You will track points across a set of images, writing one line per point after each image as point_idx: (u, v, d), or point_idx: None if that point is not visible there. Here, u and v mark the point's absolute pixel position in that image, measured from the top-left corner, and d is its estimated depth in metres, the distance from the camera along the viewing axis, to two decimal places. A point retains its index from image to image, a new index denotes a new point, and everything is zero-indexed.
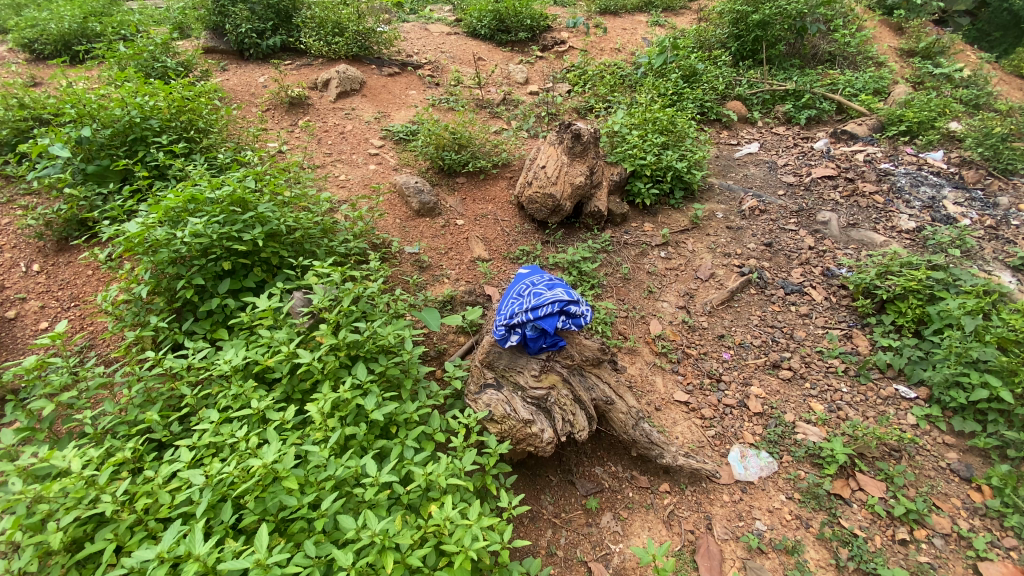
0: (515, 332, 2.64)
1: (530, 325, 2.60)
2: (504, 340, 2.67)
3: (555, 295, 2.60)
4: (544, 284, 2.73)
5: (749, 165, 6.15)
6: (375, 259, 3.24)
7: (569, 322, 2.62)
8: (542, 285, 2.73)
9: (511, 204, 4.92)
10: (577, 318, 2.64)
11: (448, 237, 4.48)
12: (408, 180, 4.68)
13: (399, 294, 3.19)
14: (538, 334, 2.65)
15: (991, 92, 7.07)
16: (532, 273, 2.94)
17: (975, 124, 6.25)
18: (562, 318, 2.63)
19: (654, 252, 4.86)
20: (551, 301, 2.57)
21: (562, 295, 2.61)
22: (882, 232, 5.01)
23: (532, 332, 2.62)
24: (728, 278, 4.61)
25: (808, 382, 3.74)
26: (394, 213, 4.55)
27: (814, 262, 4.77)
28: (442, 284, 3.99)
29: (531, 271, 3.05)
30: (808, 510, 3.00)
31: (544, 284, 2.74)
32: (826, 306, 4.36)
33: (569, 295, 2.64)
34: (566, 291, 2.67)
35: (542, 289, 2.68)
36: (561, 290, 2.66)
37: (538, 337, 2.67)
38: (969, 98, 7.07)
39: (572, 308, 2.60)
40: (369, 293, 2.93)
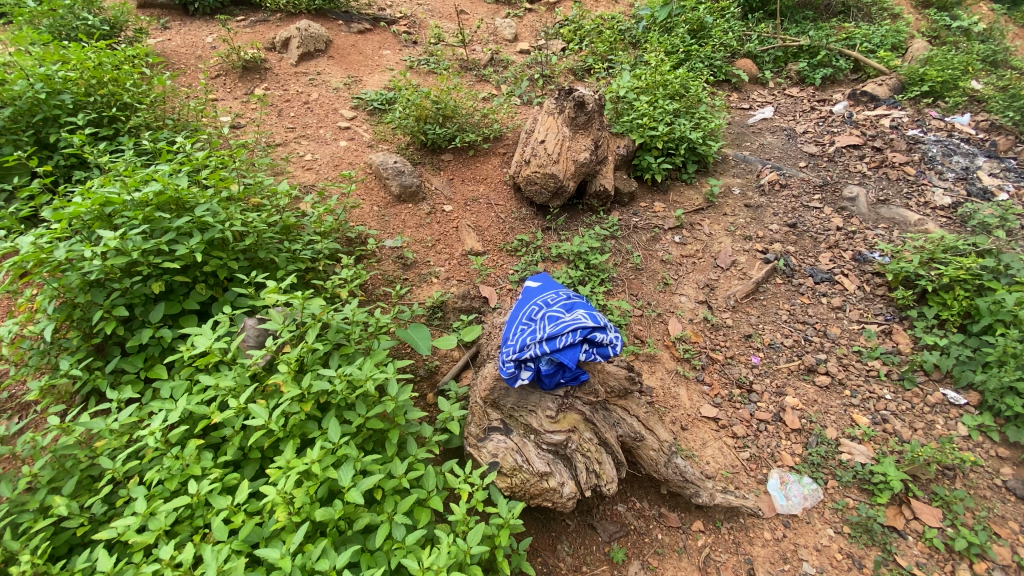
0: (525, 368, 2.14)
1: (545, 359, 2.10)
2: (511, 378, 2.16)
3: (574, 320, 2.07)
4: (561, 306, 2.21)
5: (765, 133, 5.58)
6: (348, 269, 2.66)
7: (593, 352, 2.09)
8: (558, 306, 2.21)
9: (506, 184, 4.30)
10: (603, 346, 2.10)
11: (435, 226, 3.89)
12: (385, 159, 4.02)
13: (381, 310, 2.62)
14: (554, 368, 2.13)
15: (1008, 49, 6.53)
16: (545, 289, 2.43)
17: (1004, 83, 5.73)
18: (584, 346, 2.10)
19: (667, 236, 4.33)
20: (571, 328, 2.04)
21: (583, 319, 2.08)
22: (915, 210, 4.58)
23: (547, 367, 2.11)
24: (752, 266, 4.13)
25: (849, 389, 3.32)
26: (371, 200, 3.92)
27: (844, 245, 4.31)
28: (431, 286, 3.44)
29: (543, 285, 2.54)
30: (859, 547, 2.62)
31: (561, 305, 2.21)
32: (860, 297, 3.92)
33: (592, 318, 2.11)
34: (588, 313, 2.14)
35: (557, 312, 2.17)
36: (581, 311, 2.14)
37: (554, 373, 2.15)
38: (987, 54, 6.51)
39: (598, 334, 2.06)
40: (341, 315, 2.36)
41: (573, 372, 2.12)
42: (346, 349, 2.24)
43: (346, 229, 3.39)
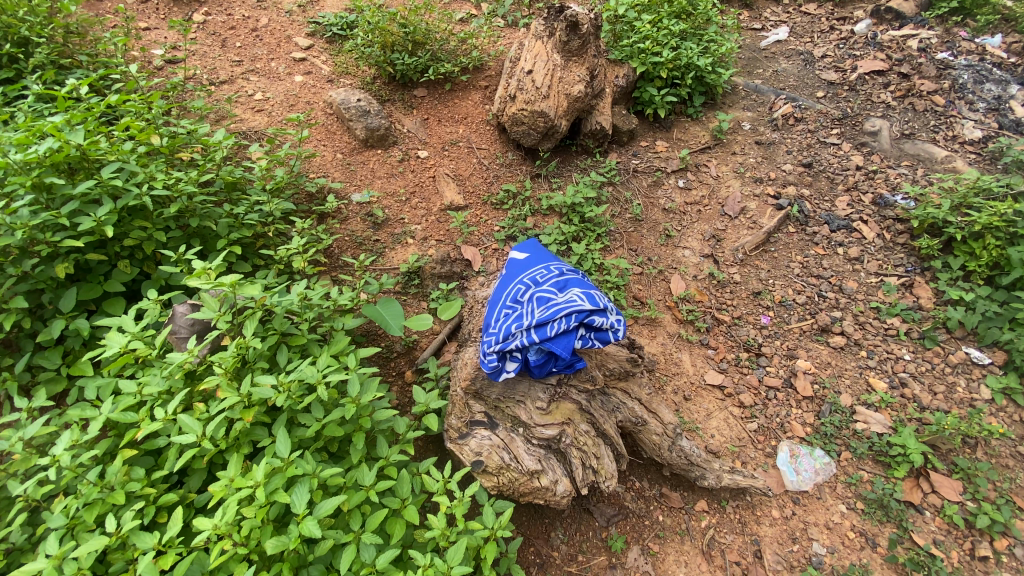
0: (511, 359, 1.82)
1: (534, 348, 1.78)
2: (495, 371, 1.85)
3: (567, 301, 1.74)
4: (552, 285, 1.87)
5: (778, 58, 5.00)
6: (298, 239, 2.31)
7: (590, 338, 1.77)
8: (548, 286, 1.86)
9: (489, 124, 3.79)
10: (603, 331, 1.78)
11: (409, 175, 3.45)
12: (346, 97, 3.52)
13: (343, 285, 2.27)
14: (545, 359, 1.82)
15: None
16: (533, 261, 2.08)
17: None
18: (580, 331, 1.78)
19: (670, 181, 3.91)
20: (565, 312, 1.71)
21: (577, 300, 1.74)
22: (942, 146, 4.15)
23: (537, 358, 1.80)
24: (762, 214, 3.75)
25: (865, 350, 3.06)
26: (334, 147, 3.48)
27: (864, 187, 3.91)
28: (406, 247, 3.08)
29: (530, 255, 2.18)
30: (873, 524, 2.46)
31: (553, 284, 1.87)
32: (880, 246, 3.59)
33: (588, 298, 1.78)
34: (584, 291, 1.80)
35: (547, 292, 1.83)
36: (576, 290, 1.80)
37: (545, 363, 1.83)
38: None
39: (597, 318, 1.73)
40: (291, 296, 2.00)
41: (568, 362, 1.80)
42: (298, 338, 1.91)
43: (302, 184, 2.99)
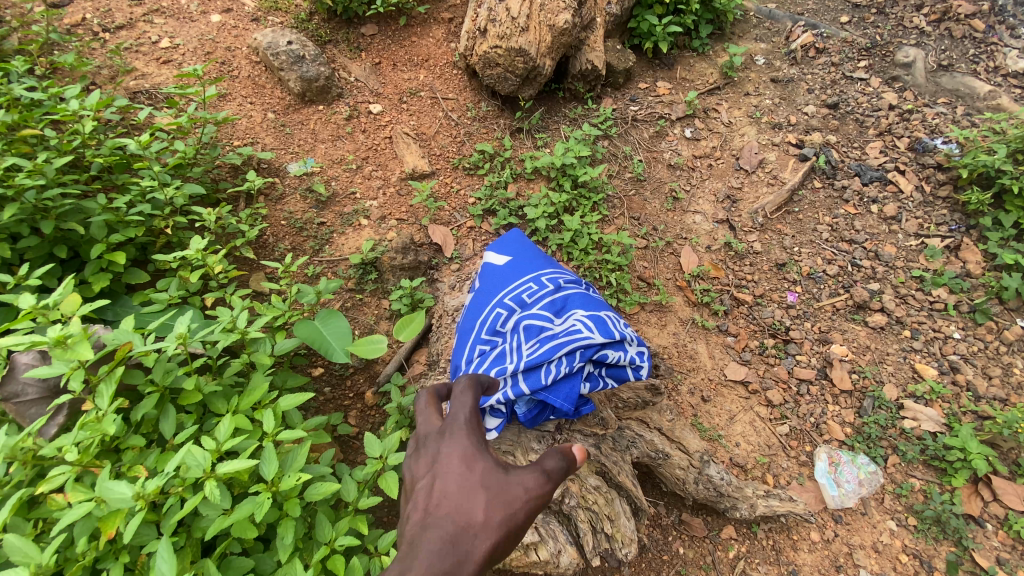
0: (493, 414, 1.35)
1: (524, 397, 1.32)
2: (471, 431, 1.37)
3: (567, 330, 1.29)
4: (547, 306, 1.41)
5: None
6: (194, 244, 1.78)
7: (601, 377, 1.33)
8: (542, 308, 1.41)
9: (455, 67, 3.09)
10: (618, 365, 1.34)
11: (359, 137, 2.81)
12: (274, 39, 2.79)
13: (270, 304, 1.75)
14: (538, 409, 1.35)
15: None
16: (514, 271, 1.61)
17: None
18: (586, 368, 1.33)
19: (674, 130, 3.30)
20: (566, 347, 1.26)
21: (580, 328, 1.29)
22: (984, 79, 3.58)
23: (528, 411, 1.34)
24: (783, 166, 3.19)
25: (908, 329, 2.62)
26: (264, 105, 2.81)
27: (899, 130, 3.35)
28: (360, 231, 2.50)
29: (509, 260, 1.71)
30: (928, 543, 2.10)
31: (547, 305, 1.42)
32: (918, 201, 3.09)
33: (596, 324, 1.33)
34: (588, 314, 1.36)
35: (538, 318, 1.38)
36: (578, 314, 1.35)
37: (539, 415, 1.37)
38: None
39: (609, 352, 1.29)
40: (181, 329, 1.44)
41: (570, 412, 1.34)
42: (190, 394, 1.36)
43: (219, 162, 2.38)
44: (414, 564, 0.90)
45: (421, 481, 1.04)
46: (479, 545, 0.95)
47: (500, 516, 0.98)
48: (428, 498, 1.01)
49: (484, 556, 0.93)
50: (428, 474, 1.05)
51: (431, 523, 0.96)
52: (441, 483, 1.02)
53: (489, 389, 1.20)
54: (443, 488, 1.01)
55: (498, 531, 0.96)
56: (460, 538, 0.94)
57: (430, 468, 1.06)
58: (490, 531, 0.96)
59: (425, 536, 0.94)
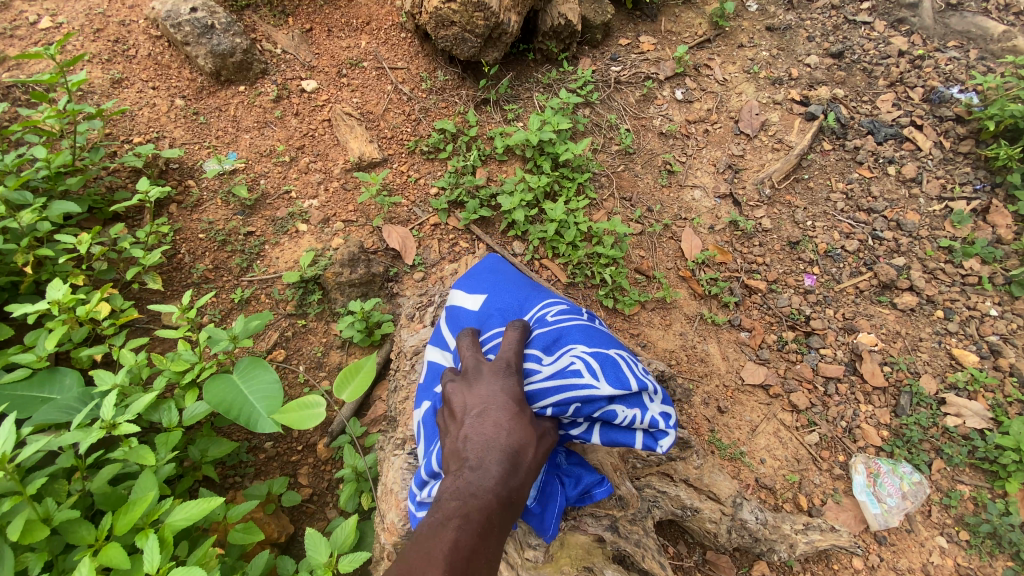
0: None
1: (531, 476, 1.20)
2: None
3: (569, 376, 1.13)
4: (546, 346, 1.24)
5: None
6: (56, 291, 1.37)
7: (607, 436, 1.19)
8: (541, 350, 1.23)
9: (403, 30, 2.58)
10: (629, 430, 1.19)
11: (291, 123, 2.33)
12: (172, 6, 2.24)
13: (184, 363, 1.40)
14: (547, 498, 1.22)
15: None
16: (501, 298, 1.43)
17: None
18: (593, 427, 1.20)
19: (664, 92, 2.87)
20: (568, 401, 1.13)
21: (585, 375, 1.14)
22: (996, 19, 3.21)
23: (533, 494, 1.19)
24: (788, 128, 2.81)
25: (941, 309, 2.31)
26: (169, 90, 2.29)
27: (912, 79, 2.98)
28: (300, 240, 2.06)
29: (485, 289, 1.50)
30: (983, 561, 1.84)
31: (547, 344, 1.24)
32: (938, 158, 2.75)
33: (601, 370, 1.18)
34: (591, 354, 1.20)
35: (532, 359, 1.21)
36: (580, 352, 1.19)
37: (551, 511, 1.22)
38: None
39: (619, 411, 1.15)
40: (21, 431, 1.06)
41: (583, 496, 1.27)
42: (34, 528, 1.00)
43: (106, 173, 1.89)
44: (490, 481, 0.95)
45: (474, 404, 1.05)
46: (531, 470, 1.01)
47: (546, 442, 1.07)
48: (484, 425, 1.02)
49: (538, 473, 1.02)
50: (478, 398, 1.07)
51: (500, 441, 1.00)
52: (494, 413, 1.03)
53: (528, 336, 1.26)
54: (498, 417, 1.03)
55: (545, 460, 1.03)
56: (520, 462, 0.99)
57: (477, 400, 1.06)
58: (542, 455, 1.04)
59: (494, 453, 0.98)
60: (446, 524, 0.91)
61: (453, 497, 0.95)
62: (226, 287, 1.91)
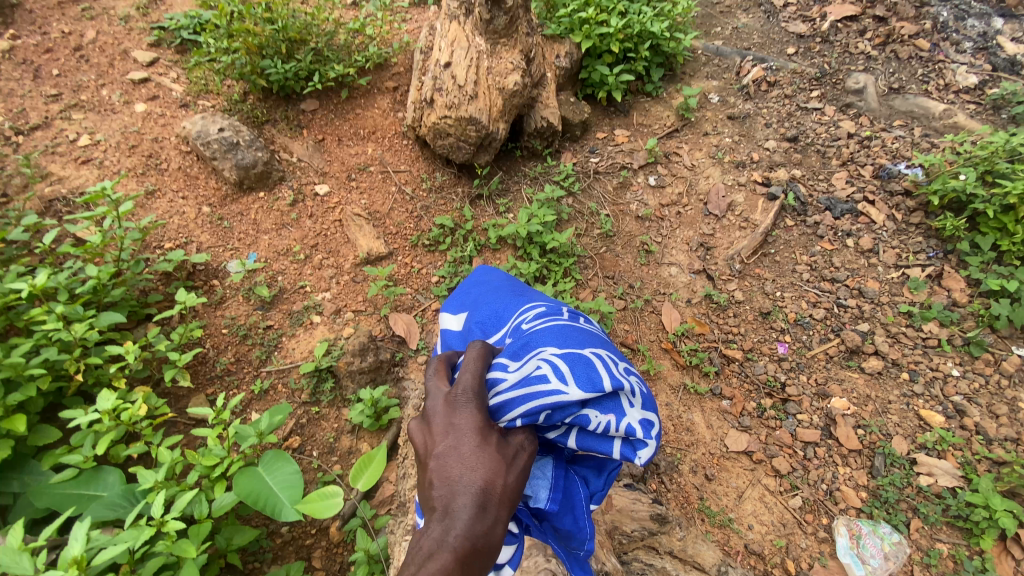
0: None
1: (548, 478, 1.13)
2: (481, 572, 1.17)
3: (534, 381, 1.01)
4: (516, 349, 1.10)
5: (736, 12, 4.27)
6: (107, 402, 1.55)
7: (583, 443, 1.05)
8: (511, 353, 1.10)
9: (405, 137, 2.92)
10: (606, 437, 1.04)
11: (306, 224, 2.60)
12: (203, 127, 2.56)
13: (213, 461, 1.56)
14: (572, 496, 1.16)
15: None
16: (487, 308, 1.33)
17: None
18: (571, 432, 1.06)
19: (638, 179, 3.20)
20: (533, 409, 1.00)
21: (552, 379, 1.00)
22: (937, 98, 3.61)
23: (554, 497, 1.12)
24: (753, 207, 3.10)
25: (906, 372, 2.49)
26: (197, 198, 2.57)
27: (862, 158, 3.32)
28: (313, 331, 2.27)
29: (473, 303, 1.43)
30: None
31: (516, 348, 1.11)
32: (892, 229, 3.03)
33: (573, 369, 1.03)
34: (559, 354, 1.05)
35: (497, 367, 1.09)
36: (547, 355, 1.06)
37: (580, 509, 1.16)
38: None
39: (590, 417, 1.01)
40: (87, 535, 1.23)
41: (608, 484, 1.19)
42: None
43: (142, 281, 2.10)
44: (456, 532, 0.88)
45: (438, 445, 0.97)
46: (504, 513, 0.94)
47: (521, 469, 0.98)
48: (449, 468, 0.94)
49: (514, 508, 0.94)
50: (441, 436, 0.99)
51: (465, 481, 0.93)
52: (459, 454, 0.96)
53: (493, 353, 1.14)
54: (463, 458, 0.95)
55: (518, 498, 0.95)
56: (488, 505, 0.92)
57: (441, 438, 0.98)
58: (517, 483, 0.96)
59: (460, 496, 0.92)
60: None
61: (420, 556, 0.88)
62: (246, 379, 2.10)
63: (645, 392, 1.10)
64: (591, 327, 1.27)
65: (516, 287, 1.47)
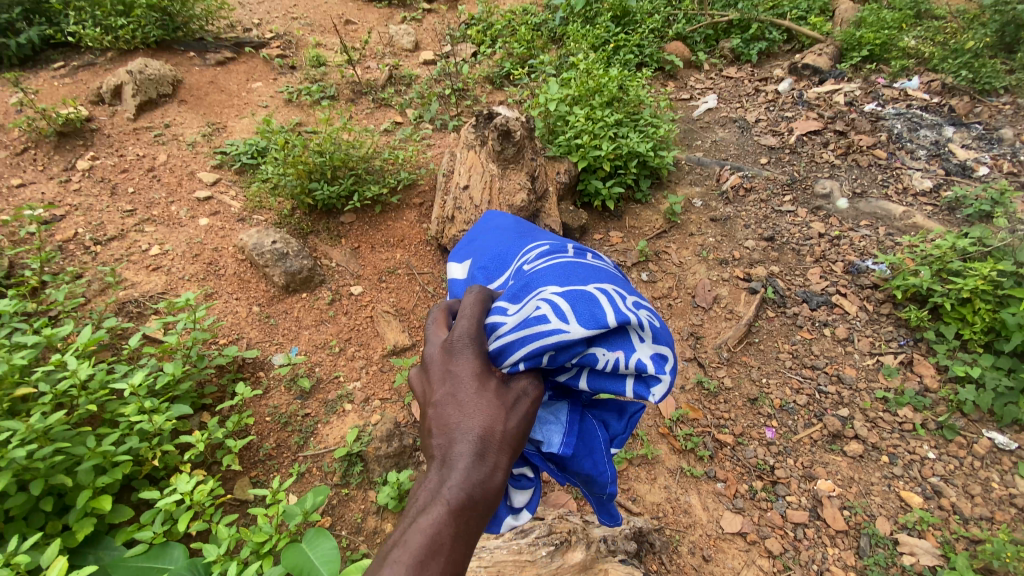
0: (526, 456, 1.32)
1: (562, 423, 1.28)
2: (510, 506, 1.34)
3: (535, 322, 1.11)
4: (522, 296, 1.21)
5: (714, 127, 4.91)
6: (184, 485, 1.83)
7: (594, 383, 1.17)
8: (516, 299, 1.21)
9: (428, 244, 3.38)
10: (615, 375, 1.15)
11: (341, 321, 2.97)
12: (259, 240, 3.03)
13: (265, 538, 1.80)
14: (592, 439, 1.33)
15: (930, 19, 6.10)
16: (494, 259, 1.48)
17: (932, 47, 5.57)
18: (582, 372, 1.19)
19: (632, 276, 3.60)
20: (537, 352, 1.11)
21: (553, 320, 1.10)
22: (896, 201, 4.07)
23: (568, 441, 1.26)
24: (737, 300, 3.46)
25: (886, 454, 2.70)
26: (249, 299, 2.98)
27: (833, 255, 3.71)
28: (345, 418, 2.57)
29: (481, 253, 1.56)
30: None
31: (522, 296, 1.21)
32: (865, 319, 3.34)
33: (575, 307, 1.13)
34: (561, 295, 1.15)
35: (500, 309, 1.22)
36: (549, 298, 1.15)
37: (598, 451, 1.34)
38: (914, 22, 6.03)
39: (596, 355, 1.12)
40: None
41: (628, 428, 1.39)
42: None
43: (202, 375, 2.43)
44: (458, 477, 1.03)
45: (440, 395, 1.11)
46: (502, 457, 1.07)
47: (519, 414, 1.11)
48: (449, 418, 1.09)
49: (512, 450, 1.07)
50: (442, 385, 1.13)
51: (466, 425, 1.07)
52: (458, 403, 1.10)
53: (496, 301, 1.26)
54: (462, 407, 1.09)
55: (515, 444, 1.08)
56: (486, 451, 1.05)
57: (442, 389, 1.12)
58: (515, 427, 1.09)
59: (462, 438, 1.06)
60: (418, 525, 1.00)
61: (428, 495, 1.04)
62: (286, 462, 2.36)
63: (654, 324, 1.18)
64: (596, 262, 1.36)
65: (520, 235, 1.59)
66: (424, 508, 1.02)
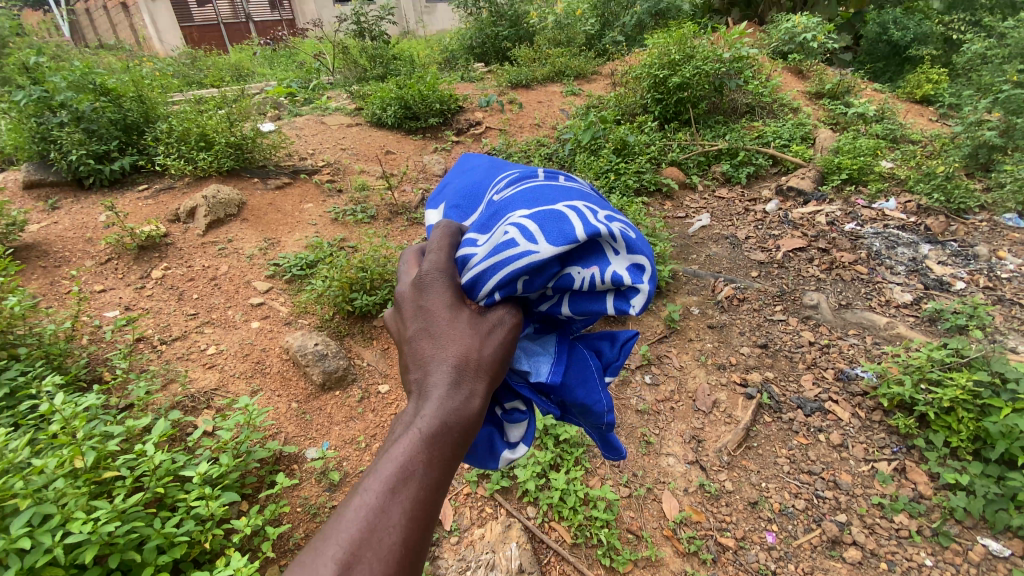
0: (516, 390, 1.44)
1: (551, 354, 1.44)
2: (508, 441, 1.50)
3: (505, 248, 1.22)
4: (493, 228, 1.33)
5: (708, 242, 5.45)
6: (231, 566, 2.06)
7: (577, 305, 1.35)
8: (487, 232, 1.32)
9: None
10: (594, 292, 1.31)
11: (369, 417, 3.29)
12: (304, 342, 3.46)
13: None
14: (585, 368, 1.53)
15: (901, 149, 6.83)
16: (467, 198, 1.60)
17: (905, 172, 6.21)
18: (563, 299, 1.36)
19: (636, 379, 3.90)
20: (510, 277, 1.23)
21: (522, 243, 1.22)
22: (880, 312, 4.41)
23: (556, 369, 1.42)
24: (734, 405, 3.70)
25: (884, 562, 2.79)
26: (288, 396, 3.33)
27: (823, 363, 3.99)
28: None
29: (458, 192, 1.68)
30: None
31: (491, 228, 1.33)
32: (858, 425, 3.53)
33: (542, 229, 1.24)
34: (528, 220, 1.26)
35: (472, 243, 1.35)
36: (516, 225, 1.25)
37: (592, 379, 1.53)
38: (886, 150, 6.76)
39: (572, 275, 1.27)
40: None
41: (619, 355, 1.60)
42: None
43: (247, 465, 2.73)
44: (435, 401, 1.15)
45: (419, 330, 1.24)
46: (477, 384, 1.19)
47: (492, 344, 1.24)
48: (427, 350, 1.21)
49: (486, 374, 1.20)
50: (420, 321, 1.26)
51: (440, 358, 1.20)
52: (434, 335, 1.23)
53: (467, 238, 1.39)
54: (437, 338, 1.22)
55: (489, 372, 1.21)
56: (461, 378, 1.17)
57: (419, 325, 1.25)
58: (490, 355, 1.22)
59: (438, 368, 1.19)
60: (396, 448, 1.11)
61: (408, 422, 1.15)
62: None
63: (627, 236, 1.27)
64: (569, 185, 1.46)
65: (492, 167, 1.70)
66: (402, 433, 1.13)
